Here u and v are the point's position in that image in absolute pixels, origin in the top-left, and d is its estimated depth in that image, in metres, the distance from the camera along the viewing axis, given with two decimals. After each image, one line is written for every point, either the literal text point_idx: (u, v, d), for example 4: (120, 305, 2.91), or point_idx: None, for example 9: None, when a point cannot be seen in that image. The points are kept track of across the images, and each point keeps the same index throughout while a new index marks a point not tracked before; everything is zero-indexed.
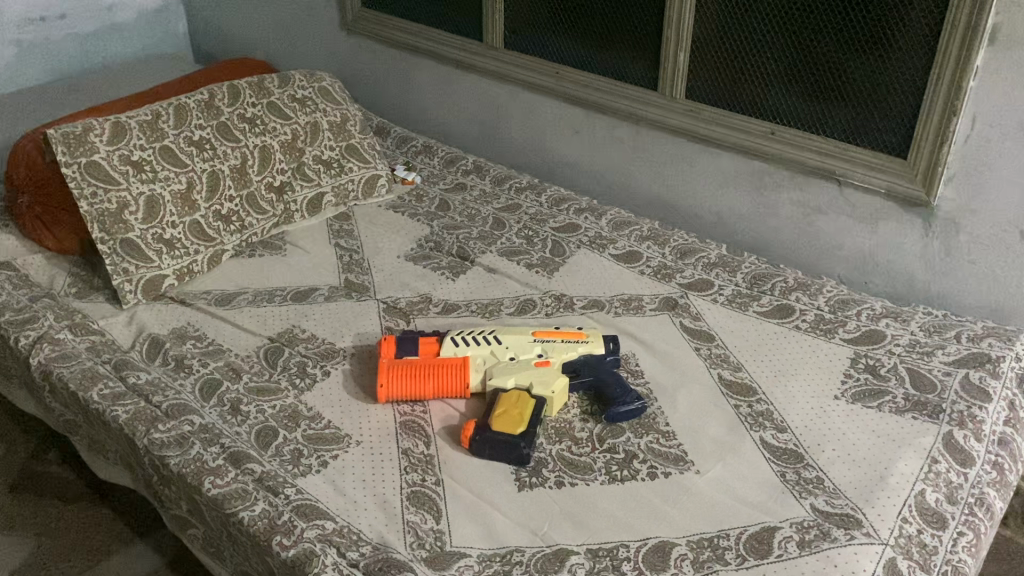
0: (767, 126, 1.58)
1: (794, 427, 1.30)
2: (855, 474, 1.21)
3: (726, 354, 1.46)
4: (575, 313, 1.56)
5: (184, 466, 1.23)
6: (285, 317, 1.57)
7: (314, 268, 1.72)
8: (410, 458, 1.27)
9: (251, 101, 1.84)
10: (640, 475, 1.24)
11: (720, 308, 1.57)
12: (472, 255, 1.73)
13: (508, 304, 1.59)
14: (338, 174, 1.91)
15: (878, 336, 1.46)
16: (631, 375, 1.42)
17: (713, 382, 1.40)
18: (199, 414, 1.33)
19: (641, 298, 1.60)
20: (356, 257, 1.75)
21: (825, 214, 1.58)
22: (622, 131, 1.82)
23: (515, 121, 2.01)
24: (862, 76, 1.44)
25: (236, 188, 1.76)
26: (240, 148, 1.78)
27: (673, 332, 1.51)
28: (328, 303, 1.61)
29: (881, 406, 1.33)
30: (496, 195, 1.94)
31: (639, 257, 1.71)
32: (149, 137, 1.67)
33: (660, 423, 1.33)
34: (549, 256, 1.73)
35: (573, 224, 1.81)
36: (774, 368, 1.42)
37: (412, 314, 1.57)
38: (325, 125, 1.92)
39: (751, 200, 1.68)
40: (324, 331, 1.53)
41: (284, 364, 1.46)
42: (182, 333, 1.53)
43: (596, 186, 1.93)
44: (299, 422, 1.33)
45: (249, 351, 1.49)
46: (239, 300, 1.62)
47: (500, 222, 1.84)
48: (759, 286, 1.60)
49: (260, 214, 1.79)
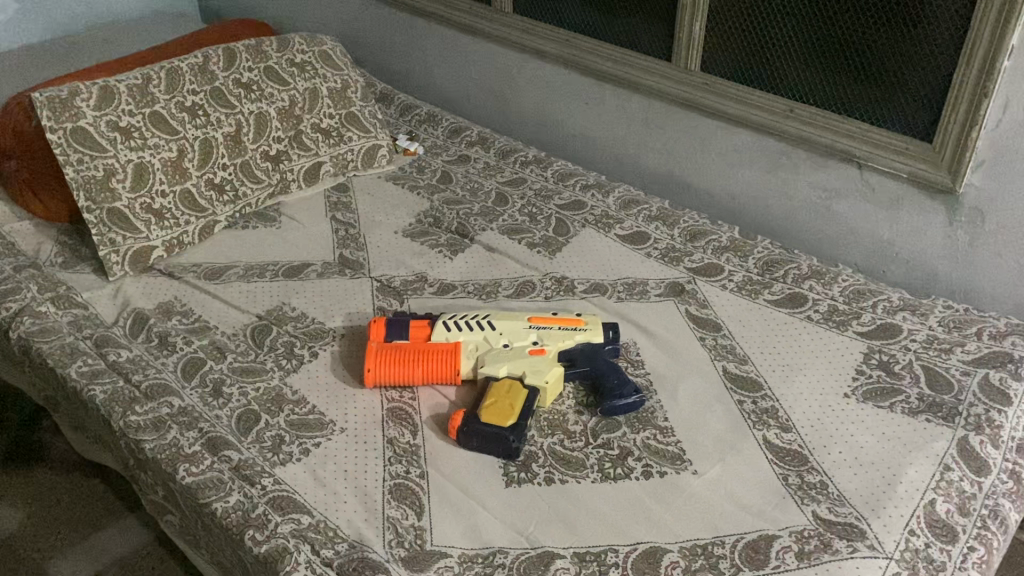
0: (785, 104, 1.49)
1: (800, 427, 1.24)
2: (861, 479, 1.15)
3: (732, 345, 1.39)
4: (576, 297, 1.50)
5: (160, 452, 1.19)
6: (275, 293, 1.52)
7: (308, 242, 1.66)
8: (395, 448, 1.22)
9: (247, 65, 1.77)
10: (634, 474, 1.18)
11: (728, 295, 1.50)
12: (472, 232, 1.67)
13: (506, 285, 1.53)
14: (337, 144, 1.84)
15: (894, 330, 1.38)
16: (630, 365, 1.36)
17: (717, 375, 1.34)
18: (179, 396, 1.28)
19: (646, 283, 1.54)
20: (352, 231, 1.69)
21: (843, 197, 1.50)
22: (633, 105, 1.72)
23: (523, 91, 1.92)
24: (887, 55, 1.34)
25: (230, 156, 1.70)
26: (234, 115, 1.71)
27: (678, 320, 1.45)
28: (320, 281, 1.55)
29: (892, 407, 1.26)
30: (501, 168, 1.86)
31: (647, 238, 1.63)
32: (139, 102, 1.61)
33: (658, 418, 1.27)
34: (552, 235, 1.66)
35: (579, 202, 1.73)
36: (781, 362, 1.35)
37: (407, 295, 1.51)
38: (324, 91, 1.85)
39: (766, 181, 1.59)
40: (314, 310, 1.48)
41: (271, 344, 1.40)
42: (168, 308, 1.48)
43: (604, 162, 1.85)
44: (283, 407, 1.28)
45: (236, 329, 1.44)
46: (230, 274, 1.57)
47: (503, 197, 1.77)
48: (770, 272, 1.52)
49: (254, 183, 1.73)
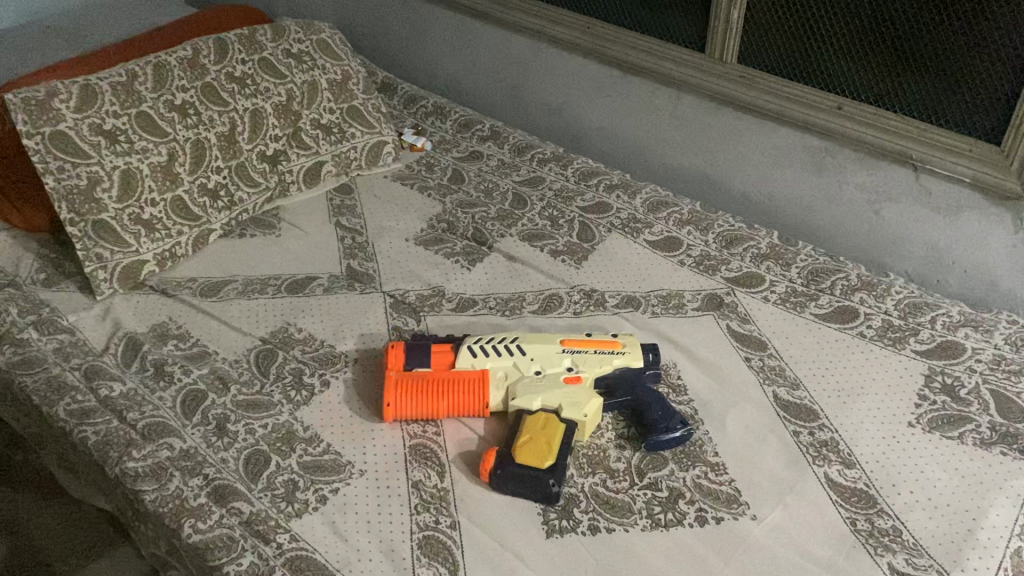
0: (834, 100, 1.37)
1: (864, 462, 1.13)
2: (937, 525, 1.05)
3: (781, 366, 1.28)
4: (607, 313, 1.38)
5: (161, 505, 1.07)
6: (279, 312, 1.39)
7: (313, 252, 1.53)
8: (422, 494, 1.10)
9: (240, 57, 1.62)
10: (687, 520, 1.07)
11: (772, 308, 1.38)
12: (490, 239, 1.54)
13: (531, 300, 1.41)
14: (338, 141, 1.71)
15: (957, 349, 1.27)
16: (673, 391, 1.25)
17: (768, 401, 1.23)
18: (180, 437, 1.16)
19: (681, 294, 1.42)
20: (360, 239, 1.56)
21: (894, 202, 1.38)
22: (660, 99, 1.60)
23: (538, 81, 1.79)
24: (952, 49, 1.23)
25: (224, 158, 1.56)
26: (228, 113, 1.57)
27: (720, 338, 1.33)
28: (328, 297, 1.42)
29: (963, 438, 1.15)
30: (516, 166, 1.73)
31: (679, 244, 1.52)
32: (124, 102, 1.47)
33: (708, 453, 1.16)
34: (576, 242, 1.54)
35: (603, 204, 1.61)
36: (836, 386, 1.24)
37: (424, 313, 1.39)
38: (324, 84, 1.71)
39: (809, 183, 1.47)
40: (323, 331, 1.35)
41: (277, 372, 1.28)
42: (163, 331, 1.35)
43: (627, 158, 1.72)
44: (294, 447, 1.16)
45: (238, 354, 1.31)
46: (228, 290, 1.44)
47: (521, 199, 1.64)
48: (816, 283, 1.41)
49: (251, 187, 1.59)
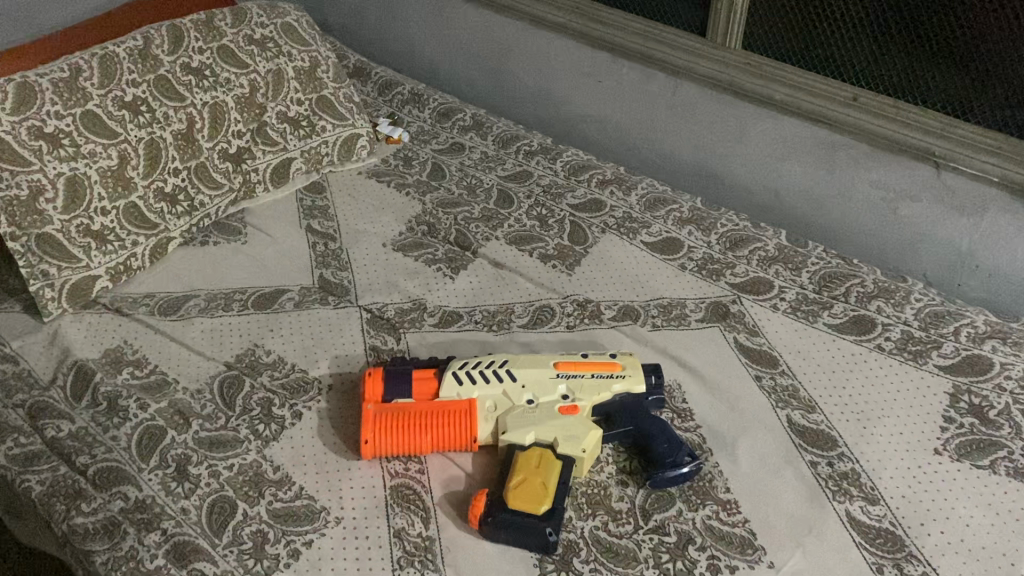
0: (848, 90, 1.26)
1: (889, 497, 1.03)
2: (973, 570, 0.96)
3: (794, 386, 1.18)
4: (604, 327, 1.28)
5: (114, 567, 0.96)
6: (246, 332, 1.27)
7: (282, 260, 1.41)
8: (406, 545, 1.00)
9: (197, 45, 1.48)
10: (698, 569, 0.97)
11: (783, 318, 1.28)
12: (474, 244, 1.43)
13: (520, 313, 1.30)
14: (308, 136, 1.57)
15: (983, 365, 1.18)
16: (678, 417, 1.15)
17: (782, 428, 1.13)
18: (135, 484, 1.05)
19: (683, 304, 1.31)
20: (333, 245, 1.43)
21: (913, 201, 1.27)
22: (656, 86, 1.47)
23: (524, 64, 1.65)
24: (982, 34, 1.12)
25: (182, 159, 1.43)
26: (185, 108, 1.43)
27: (727, 354, 1.23)
28: (299, 313, 1.30)
29: (995, 467, 1.06)
30: (501, 159, 1.61)
31: (679, 246, 1.40)
32: (68, 100, 1.32)
33: (718, 489, 1.06)
34: (568, 244, 1.42)
35: (596, 201, 1.49)
36: (854, 408, 1.14)
37: (404, 329, 1.28)
38: (290, 72, 1.57)
39: (820, 179, 1.35)
40: (294, 354, 1.24)
41: (244, 403, 1.16)
42: (117, 357, 1.23)
43: (620, 149, 1.60)
44: (264, 491, 1.05)
45: (200, 383, 1.19)
46: (189, 307, 1.32)
47: (507, 196, 1.52)
48: (828, 289, 1.30)
49: (212, 190, 1.46)
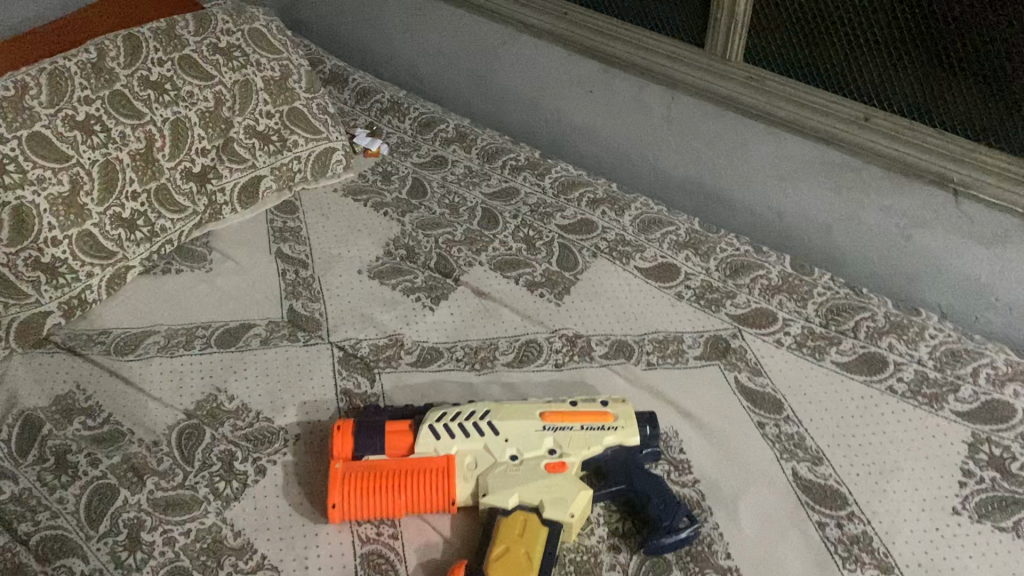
0: (860, 110, 1.17)
1: (904, 565, 0.95)
2: None
3: (799, 435, 1.09)
4: (594, 365, 1.18)
5: None
6: (208, 373, 1.18)
7: (249, 291, 1.31)
8: None
9: (156, 56, 1.37)
10: None
11: (787, 355, 1.19)
12: (456, 270, 1.33)
13: (505, 349, 1.21)
14: (278, 151, 1.47)
15: (1004, 411, 1.09)
16: (674, 471, 1.06)
17: (786, 483, 1.04)
18: (82, 557, 0.96)
19: (680, 338, 1.22)
20: (304, 273, 1.34)
21: (927, 228, 1.18)
22: (651, 98, 1.37)
23: (510, 72, 1.55)
24: (1006, 53, 1.03)
25: (141, 181, 1.33)
26: (144, 126, 1.33)
27: (727, 397, 1.14)
28: (266, 351, 1.21)
29: (1019, 530, 0.97)
30: (486, 174, 1.51)
31: (676, 272, 1.31)
32: (12, 121, 1.22)
33: (718, 556, 0.97)
34: (556, 269, 1.33)
35: (586, 222, 1.40)
36: (864, 460, 1.06)
37: (379, 369, 1.18)
38: (259, 83, 1.46)
39: (827, 201, 1.26)
40: (260, 399, 1.15)
41: (203, 457, 1.08)
42: (68, 406, 1.13)
43: (613, 163, 1.50)
44: (223, 561, 0.97)
45: (157, 434, 1.10)
46: (147, 345, 1.22)
47: (491, 215, 1.43)
48: (836, 323, 1.21)
49: (175, 213, 1.36)
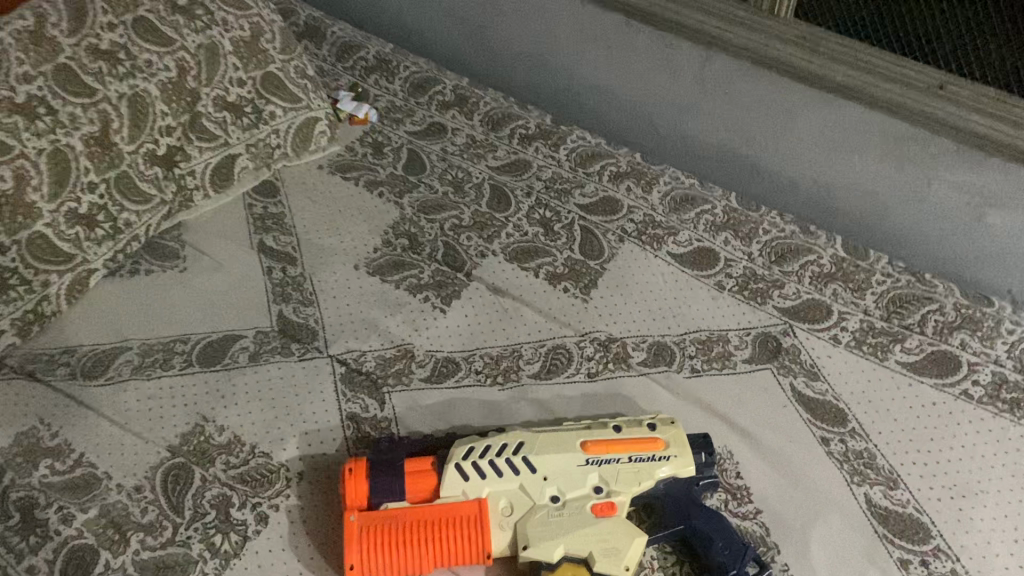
0: (932, 76, 1.01)
1: None
2: None
3: (869, 452, 0.97)
4: (631, 374, 1.05)
5: None
6: (191, 399, 1.03)
7: (232, 294, 1.15)
8: None
9: (105, 19, 1.14)
10: None
11: (846, 355, 1.06)
12: (467, 262, 1.18)
13: (529, 356, 1.07)
14: (253, 125, 1.28)
15: None
16: (733, 500, 0.94)
17: (861, 513, 0.92)
18: None
19: (724, 336, 1.09)
20: (293, 271, 1.18)
21: (1006, 208, 1.04)
22: (682, 56, 1.20)
23: (511, 22, 1.37)
24: None
25: (98, 171, 1.12)
26: (97, 105, 1.11)
27: (785, 408, 1.01)
28: (257, 370, 1.06)
29: None
30: (492, 145, 1.36)
31: (716, 256, 1.18)
32: None
33: None
34: (579, 258, 1.18)
35: (608, 200, 1.26)
36: (945, 482, 0.94)
37: (388, 387, 1.04)
38: (227, 46, 1.26)
39: (885, 176, 1.12)
40: (255, 430, 1.00)
41: (194, 505, 0.93)
42: (30, 446, 0.97)
43: (634, 127, 1.34)
44: None
45: (138, 479, 0.95)
46: (118, 366, 1.06)
47: (502, 194, 1.27)
48: (899, 316, 1.09)
49: (140, 203, 1.18)
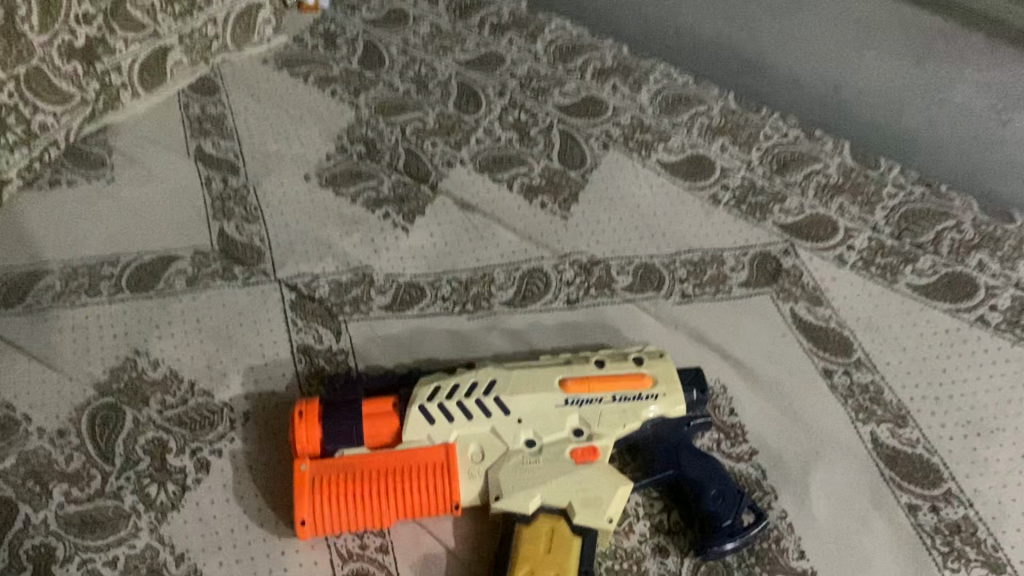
0: None
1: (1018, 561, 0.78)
2: None
3: (876, 385, 0.88)
4: (614, 300, 0.94)
5: None
6: (121, 331, 0.91)
7: (167, 209, 1.01)
8: None
9: None
10: None
11: (852, 278, 0.96)
12: (432, 173, 1.05)
13: (502, 279, 0.96)
14: (186, 14, 1.09)
15: None
16: (726, 441, 0.84)
17: (867, 456, 0.84)
18: None
19: (720, 257, 0.98)
20: (235, 182, 1.04)
21: None
22: None
23: None
24: None
25: (4, 68, 0.93)
26: None
27: (784, 338, 0.91)
28: (196, 296, 0.94)
29: None
30: (459, 35, 1.21)
31: (710, 165, 1.06)
32: None
33: (790, 553, 0.78)
34: (558, 166, 1.06)
35: (592, 100, 1.12)
36: (958, 419, 0.86)
37: (344, 316, 0.92)
38: None
39: (897, 71, 1.01)
40: (194, 366, 0.89)
41: (125, 452, 0.83)
42: None
43: (619, 14, 1.20)
44: None
45: (61, 423, 0.84)
46: (37, 292, 0.93)
47: (471, 94, 1.13)
48: (911, 234, 0.99)
49: (57, 103, 1.01)
